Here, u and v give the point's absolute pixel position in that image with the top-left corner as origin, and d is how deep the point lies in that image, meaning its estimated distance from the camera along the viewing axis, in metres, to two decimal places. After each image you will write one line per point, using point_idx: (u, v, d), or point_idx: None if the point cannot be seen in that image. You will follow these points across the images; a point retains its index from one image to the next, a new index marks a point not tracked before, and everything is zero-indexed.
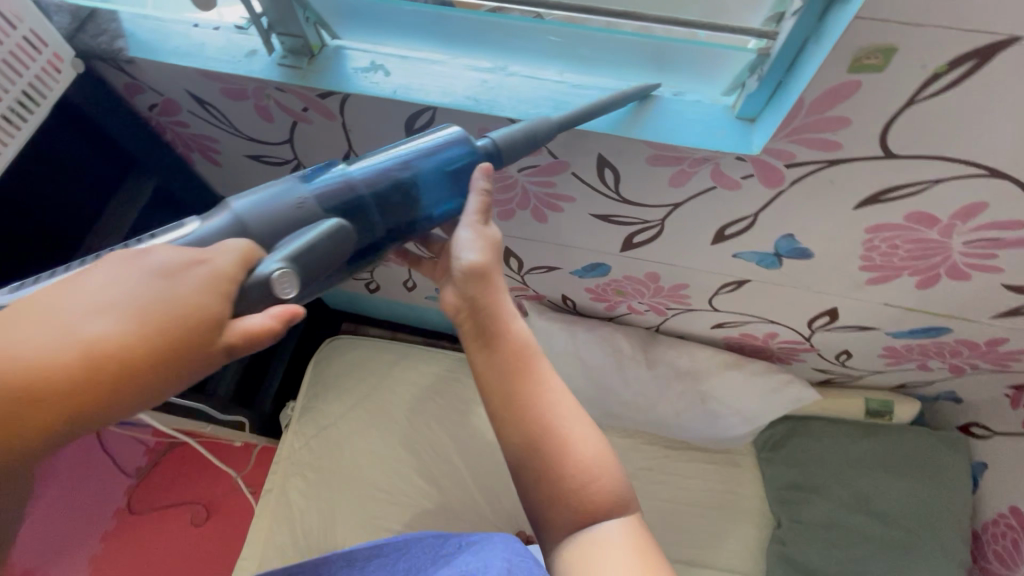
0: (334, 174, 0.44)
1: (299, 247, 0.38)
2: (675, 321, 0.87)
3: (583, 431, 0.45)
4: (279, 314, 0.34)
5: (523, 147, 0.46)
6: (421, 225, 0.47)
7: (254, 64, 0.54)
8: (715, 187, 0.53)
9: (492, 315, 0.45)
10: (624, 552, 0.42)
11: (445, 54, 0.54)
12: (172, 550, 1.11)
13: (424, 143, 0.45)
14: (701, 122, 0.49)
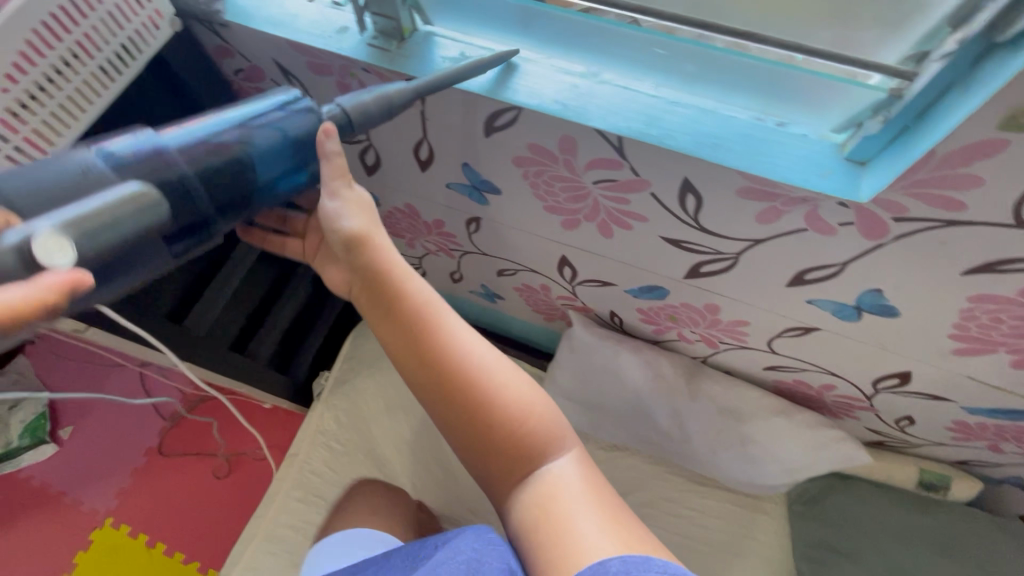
0: (140, 141, 0.37)
1: (86, 206, 0.28)
2: (726, 356, 0.83)
3: (497, 365, 0.51)
4: (52, 284, 0.26)
5: (377, 117, 0.44)
6: (255, 201, 0.42)
7: (345, 42, 0.53)
8: (808, 229, 0.49)
9: (387, 281, 0.48)
10: (572, 476, 0.52)
11: (537, 53, 0.52)
12: (192, 497, 1.14)
13: (260, 112, 0.42)
14: (804, 159, 0.46)
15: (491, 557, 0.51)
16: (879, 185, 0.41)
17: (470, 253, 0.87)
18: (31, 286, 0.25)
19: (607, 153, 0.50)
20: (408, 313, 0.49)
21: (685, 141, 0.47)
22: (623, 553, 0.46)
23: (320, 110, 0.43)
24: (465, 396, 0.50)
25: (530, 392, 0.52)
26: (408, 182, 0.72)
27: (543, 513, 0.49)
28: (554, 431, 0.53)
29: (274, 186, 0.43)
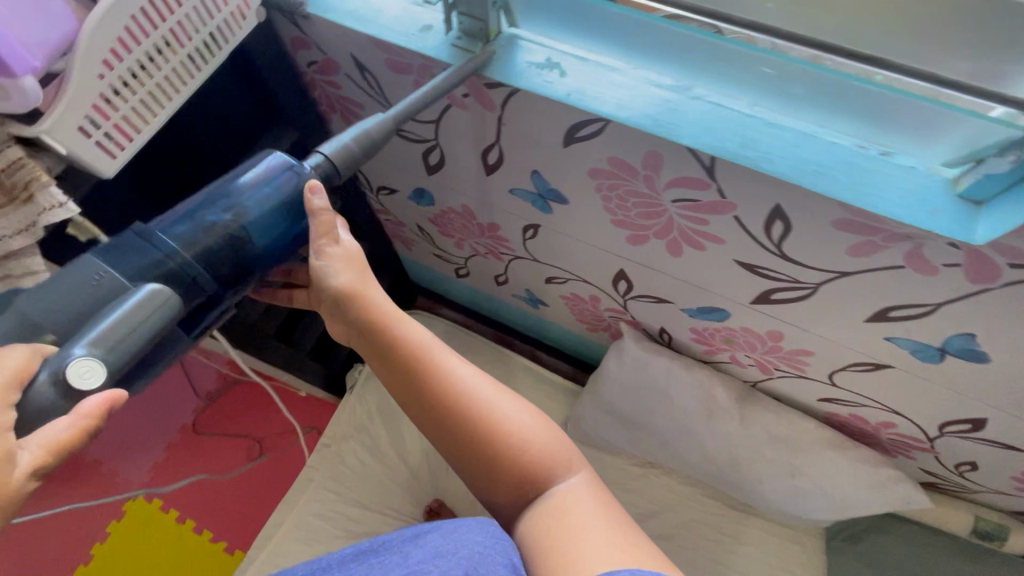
0: (146, 244, 0.43)
1: (102, 328, 0.36)
2: (779, 383, 0.80)
3: (488, 393, 0.53)
4: (92, 409, 0.35)
5: (355, 157, 0.47)
6: (254, 270, 0.48)
7: (428, 41, 0.52)
8: (905, 267, 0.46)
9: (379, 327, 0.50)
10: (581, 499, 0.51)
11: (625, 63, 0.50)
12: (223, 477, 1.16)
13: (242, 190, 0.46)
14: (913, 193, 0.43)
15: (493, 553, 0.46)
16: (1002, 229, 0.39)
17: (521, 258, 0.85)
18: (74, 416, 0.35)
19: (695, 172, 0.48)
20: (401, 353, 0.51)
21: (784, 167, 0.44)
22: (633, 565, 0.45)
23: (302, 165, 0.47)
24: (461, 427, 0.51)
25: (526, 415, 0.53)
26: (469, 185, 0.71)
27: (550, 533, 0.48)
28: (556, 449, 0.53)
29: (270, 253, 0.48)
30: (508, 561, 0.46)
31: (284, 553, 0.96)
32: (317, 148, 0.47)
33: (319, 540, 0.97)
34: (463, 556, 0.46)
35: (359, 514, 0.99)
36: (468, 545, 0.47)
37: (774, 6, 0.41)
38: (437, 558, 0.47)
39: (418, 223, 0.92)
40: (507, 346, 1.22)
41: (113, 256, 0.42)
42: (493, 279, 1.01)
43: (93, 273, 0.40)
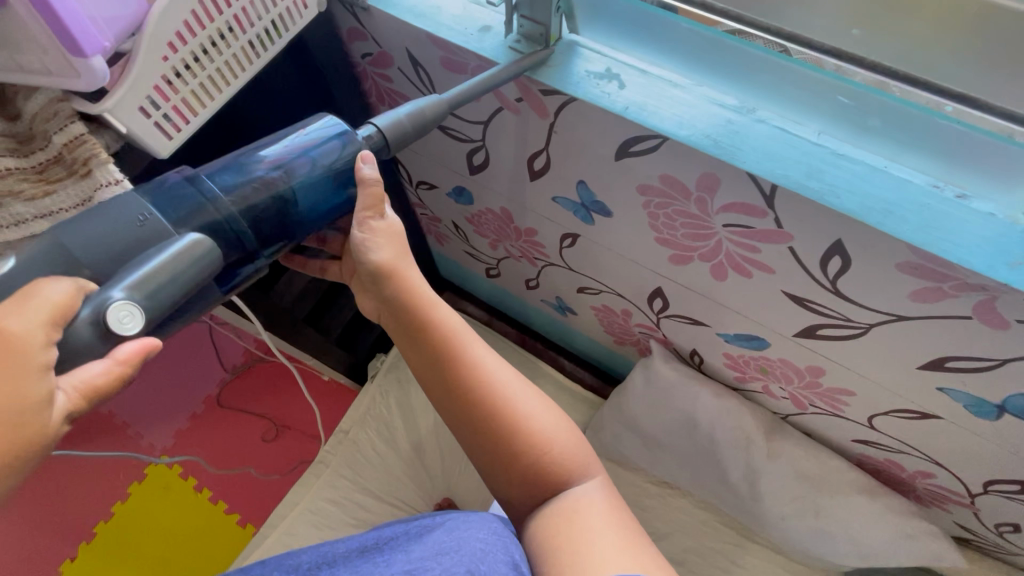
0: (191, 190, 0.41)
1: (146, 272, 0.34)
2: (812, 418, 0.77)
3: (513, 389, 0.51)
4: (133, 357, 0.33)
5: (410, 135, 0.47)
6: (295, 234, 0.46)
7: (486, 42, 0.51)
8: (972, 318, 0.43)
9: (413, 309, 0.49)
10: (595, 502, 0.50)
11: (687, 78, 0.48)
12: (242, 452, 1.18)
13: (296, 148, 0.45)
14: (989, 243, 0.40)
15: (497, 551, 0.48)
16: None
17: (555, 265, 0.84)
18: (115, 363, 0.32)
19: (751, 199, 0.46)
20: (431, 339, 0.50)
21: (850, 202, 0.42)
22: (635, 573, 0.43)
23: (357, 133, 0.45)
24: (483, 420, 0.50)
25: (549, 416, 0.52)
26: (511, 188, 0.70)
27: (560, 532, 0.48)
28: (574, 453, 0.52)
29: (315, 219, 0.46)
30: (510, 558, 0.48)
31: (295, 534, 0.97)
32: (370, 120, 0.46)
33: (330, 526, 0.98)
34: (467, 551, 0.48)
35: (372, 503, 1.00)
36: (476, 540, 0.49)
37: (857, 34, 0.38)
38: (443, 552, 0.49)
39: (455, 221, 0.92)
40: (531, 348, 1.20)
41: (157, 197, 0.39)
42: (523, 283, 1.00)
43: (139, 211, 0.37)
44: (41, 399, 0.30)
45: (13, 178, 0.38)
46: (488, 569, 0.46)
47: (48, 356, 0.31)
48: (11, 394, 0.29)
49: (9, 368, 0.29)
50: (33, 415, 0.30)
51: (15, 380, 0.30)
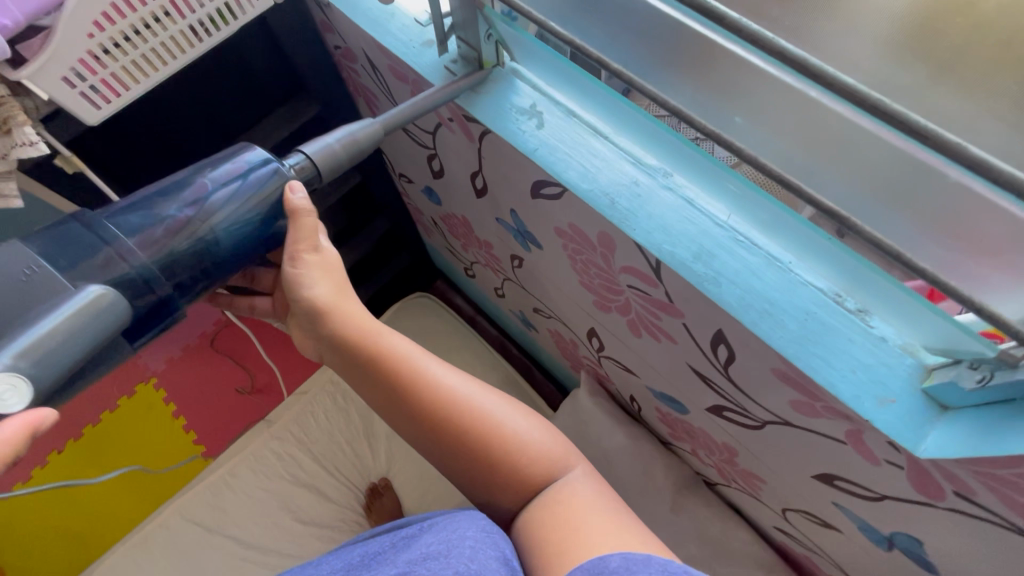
0: (93, 237, 0.40)
1: (35, 338, 0.31)
2: (736, 493, 0.73)
3: (475, 400, 0.48)
4: (14, 438, 0.32)
5: (345, 161, 0.45)
6: (211, 273, 0.46)
7: (425, 57, 0.51)
8: (848, 444, 0.39)
9: (361, 334, 0.47)
10: (592, 501, 0.46)
11: (611, 128, 0.46)
12: (218, 395, 1.24)
13: (208, 186, 0.45)
14: (864, 371, 0.36)
15: (487, 546, 0.41)
16: (948, 452, 0.32)
17: (513, 281, 0.83)
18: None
19: (643, 267, 0.44)
20: (380, 369, 0.47)
21: (729, 293, 0.39)
22: (627, 551, 0.40)
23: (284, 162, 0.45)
24: (447, 443, 0.47)
25: (516, 416, 0.49)
26: (465, 201, 0.69)
27: (557, 529, 0.44)
28: (551, 450, 0.49)
29: (231, 257, 0.47)
30: (500, 558, 0.41)
31: (237, 478, 1.03)
32: (300, 146, 0.45)
33: (270, 479, 1.02)
34: (454, 551, 0.41)
35: (312, 466, 1.04)
36: (461, 539, 0.42)
37: (741, 122, 0.33)
38: (429, 556, 0.41)
39: (432, 218, 0.92)
40: (505, 351, 1.21)
41: (53, 249, 0.38)
42: (494, 290, 0.99)
43: (27, 265, 0.36)
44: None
45: None
46: (482, 567, 0.39)
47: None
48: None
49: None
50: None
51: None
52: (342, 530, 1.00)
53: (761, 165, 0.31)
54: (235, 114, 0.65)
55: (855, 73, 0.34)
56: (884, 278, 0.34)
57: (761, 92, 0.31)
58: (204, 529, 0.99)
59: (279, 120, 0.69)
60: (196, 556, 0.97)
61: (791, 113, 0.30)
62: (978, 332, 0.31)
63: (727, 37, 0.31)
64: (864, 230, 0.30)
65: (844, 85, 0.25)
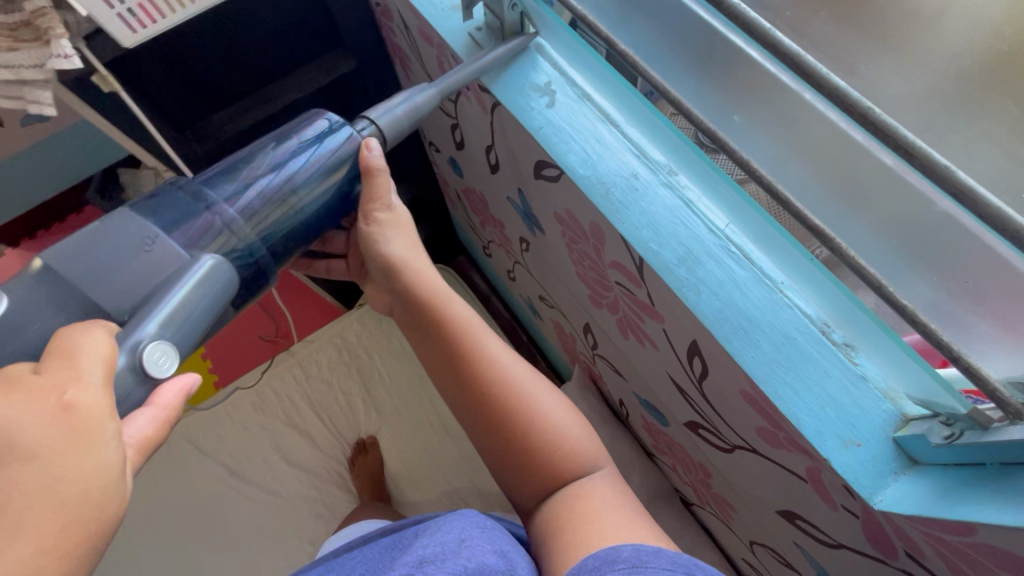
0: (193, 204, 0.40)
1: (174, 307, 0.34)
2: (709, 517, 0.72)
3: (525, 382, 0.46)
4: (173, 401, 0.34)
5: (410, 127, 0.46)
6: (302, 239, 0.46)
7: (451, 22, 0.50)
8: (808, 483, 0.37)
9: (426, 294, 0.47)
10: (613, 494, 0.43)
11: (624, 118, 0.44)
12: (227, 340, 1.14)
13: (297, 152, 0.43)
14: (834, 409, 0.34)
15: (484, 544, 0.41)
16: (901, 507, 0.30)
17: (523, 266, 0.82)
18: (158, 408, 0.33)
19: (628, 264, 0.43)
20: (443, 332, 0.47)
21: (706, 304, 0.37)
22: (638, 541, 0.37)
23: (354, 122, 0.44)
24: (491, 418, 0.46)
25: (560, 408, 0.47)
26: (481, 175, 0.68)
27: (574, 522, 0.40)
28: (589, 452, 0.46)
29: (316, 224, 0.46)
30: (499, 555, 0.40)
31: (237, 409, 1.07)
32: (366, 113, 0.45)
33: (267, 417, 1.07)
34: (452, 553, 0.39)
35: (309, 413, 1.08)
36: (458, 537, 0.42)
37: (740, 121, 0.31)
38: (425, 559, 0.39)
39: (456, 190, 0.92)
40: (513, 336, 1.20)
41: (158, 215, 0.38)
42: (506, 273, 0.99)
43: (144, 236, 0.36)
44: (119, 464, 0.28)
45: None
46: (480, 564, 0.38)
47: (115, 419, 0.29)
48: (88, 466, 0.27)
49: (87, 437, 0.27)
50: (110, 493, 0.27)
51: (91, 449, 0.27)
52: (325, 478, 1.03)
53: (765, 181, 0.31)
54: (273, 56, 0.66)
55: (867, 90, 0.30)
56: (867, 315, 0.32)
57: (762, 93, 0.29)
58: (200, 452, 1.04)
59: (310, 73, 0.70)
60: (187, 475, 1.03)
61: (788, 122, 0.28)
62: (955, 388, 0.28)
63: (730, 26, 0.29)
64: (844, 251, 0.29)
65: (835, 89, 0.23)
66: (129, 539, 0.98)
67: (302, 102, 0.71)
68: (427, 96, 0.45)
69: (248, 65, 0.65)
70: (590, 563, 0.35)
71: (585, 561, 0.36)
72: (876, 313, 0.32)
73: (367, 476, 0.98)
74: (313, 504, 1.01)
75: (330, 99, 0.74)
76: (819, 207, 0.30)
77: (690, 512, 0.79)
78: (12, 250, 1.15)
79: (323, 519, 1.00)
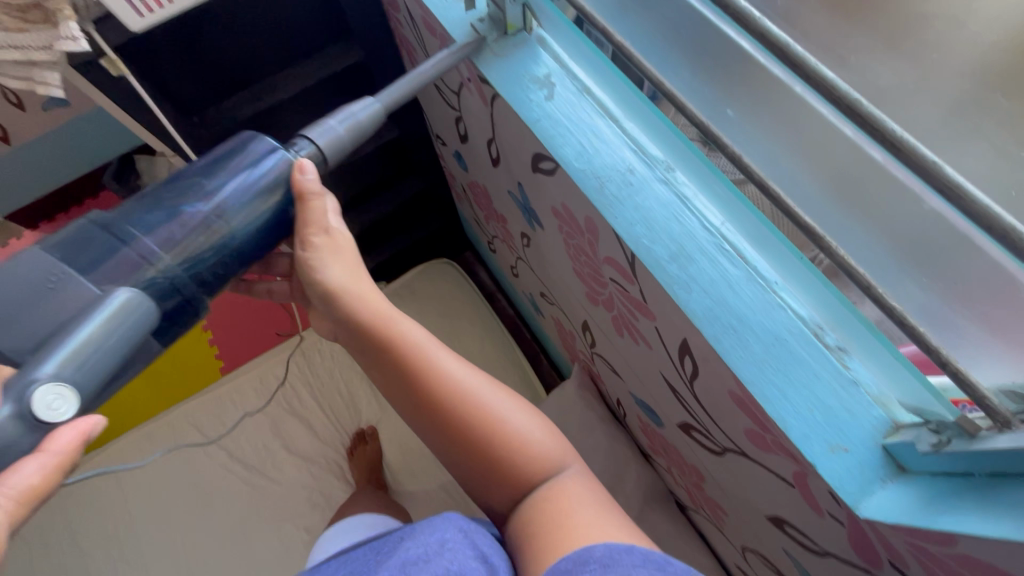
0: (109, 238, 0.38)
1: (76, 346, 0.31)
2: (703, 521, 0.71)
3: (483, 398, 0.44)
4: (71, 444, 0.30)
5: (351, 149, 0.45)
6: (235, 269, 0.43)
7: (454, 13, 0.50)
8: (795, 488, 0.36)
9: (369, 321, 0.44)
10: (589, 493, 0.43)
11: (622, 112, 0.44)
12: (240, 338, 1.16)
13: (225, 179, 0.41)
14: (823, 413, 0.33)
15: (466, 545, 0.41)
16: (887, 516, 0.30)
17: (526, 262, 0.82)
18: (51, 455, 0.29)
19: (621, 260, 0.42)
20: (393, 358, 0.44)
21: (697, 302, 0.37)
22: (609, 539, 0.38)
23: (286, 145, 0.43)
24: (450, 440, 0.44)
25: (521, 414, 0.45)
26: (484, 170, 0.68)
27: (552, 524, 0.40)
28: (555, 454, 0.45)
29: (251, 252, 0.43)
30: (479, 558, 0.41)
31: (241, 395, 1.08)
32: (303, 133, 0.43)
33: (269, 404, 1.08)
34: (435, 555, 0.41)
35: (311, 402, 1.09)
36: (438, 540, 0.42)
37: (733, 114, 0.30)
38: (409, 562, 0.41)
39: (462, 185, 0.92)
40: (516, 334, 1.20)
41: (68, 254, 0.36)
42: (510, 269, 0.98)
43: (50, 272, 0.35)
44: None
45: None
46: (461, 567, 0.39)
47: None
48: None
49: None
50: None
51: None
52: (324, 467, 1.04)
53: (757, 178, 0.29)
54: (280, 44, 0.66)
55: (864, 85, 0.29)
56: (862, 322, 0.32)
57: (757, 84, 0.28)
58: (203, 436, 1.06)
59: (313, 66, 0.70)
60: (189, 458, 1.04)
61: (782, 114, 0.28)
62: (943, 396, 0.30)
63: (724, 18, 0.29)
64: (838, 255, 0.27)
65: (823, 79, 0.22)
66: (130, 519, 1.00)
67: (309, 90, 0.72)
68: (371, 117, 0.44)
69: (255, 52, 0.65)
70: (560, 567, 0.36)
71: (557, 565, 0.36)
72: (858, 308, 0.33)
73: (364, 464, 0.99)
74: (310, 492, 1.02)
75: (336, 89, 0.74)
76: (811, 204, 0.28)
77: (685, 516, 0.78)
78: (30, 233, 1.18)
79: (319, 507, 1.00)
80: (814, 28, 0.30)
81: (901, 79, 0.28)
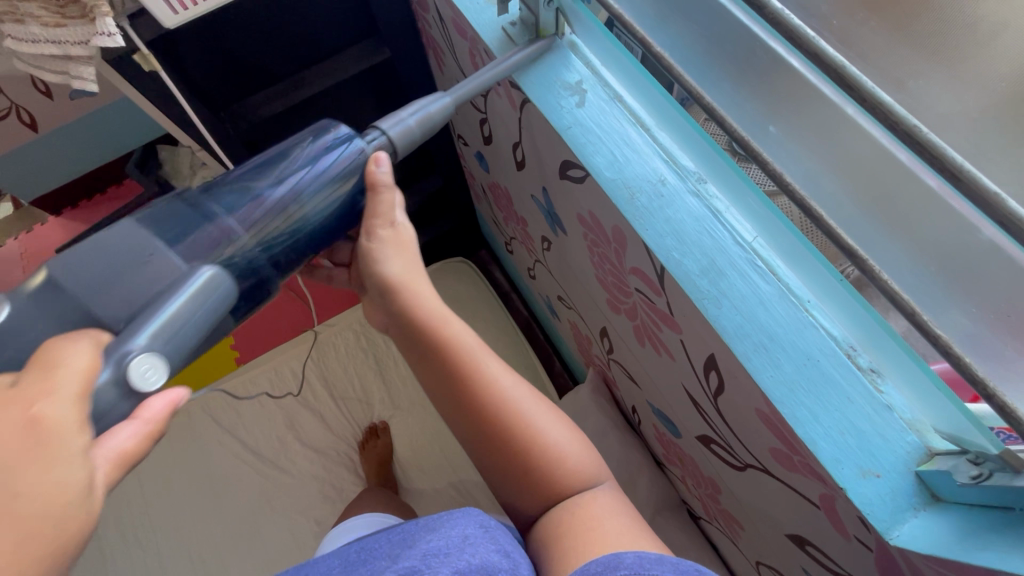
0: (196, 217, 0.40)
1: (166, 319, 0.33)
2: (717, 533, 0.70)
3: (525, 406, 0.45)
4: (160, 412, 0.32)
5: (420, 140, 0.46)
6: (306, 253, 0.45)
7: (487, 16, 0.50)
8: (821, 510, 0.36)
9: (421, 320, 0.45)
10: (613, 504, 0.43)
11: (654, 122, 0.43)
12: (255, 339, 1.17)
13: (302, 166, 0.43)
14: (855, 436, 0.32)
15: (487, 541, 0.41)
16: (918, 546, 0.29)
17: (544, 265, 0.82)
18: (143, 422, 0.31)
19: (650, 272, 0.42)
20: (442, 359, 0.45)
21: (727, 318, 0.36)
22: (638, 547, 0.37)
23: (358, 135, 0.44)
24: (488, 440, 0.45)
25: (561, 427, 0.46)
26: (507, 173, 0.68)
27: (580, 528, 0.41)
28: (590, 469, 0.45)
29: (320, 238, 0.45)
30: (503, 554, 0.40)
31: (257, 386, 1.10)
32: (377, 124, 0.45)
33: (284, 397, 1.09)
34: (455, 549, 0.40)
35: (324, 396, 1.10)
36: (462, 532, 0.42)
37: (775, 131, 0.30)
38: (429, 553, 0.40)
39: (482, 185, 0.92)
40: (529, 335, 1.20)
41: (161, 227, 0.37)
42: (527, 271, 0.98)
43: (142, 247, 0.36)
44: (88, 482, 0.26)
45: (36, 6, 0.46)
46: (483, 561, 0.39)
47: (86, 434, 0.26)
48: (51, 480, 0.24)
49: (52, 450, 0.25)
50: (75, 510, 0.25)
51: (59, 465, 0.25)
52: (335, 460, 1.05)
53: (797, 197, 0.29)
54: (308, 42, 0.67)
55: (923, 110, 0.28)
56: (898, 345, 0.31)
57: (804, 102, 0.28)
58: (218, 425, 1.07)
59: (342, 62, 0.70)
60: (206, 448, 1.06)
61: (828, 134, 0.27)
62: (985, 425, 0.28)
63: (770, 32, 0.28)
64: (878, 275, 0.27)
65: (879, 104, 0.22)
66: (147, 506, 1.02)
67: (335, 90, 0.72)
68: (440, 108, 0.45)
69: (284, 50, 0.66)
70: (592, 569, 0.35)
71: (589, 566, 0.36)
72: (897, 330, 0.31)
73: (375, 459, 1.00)
74: (321, 484, 1.03)
75: (362, 89, 0.74)
76: (853, 227, 0.28)
77: (697, 526, 0.78)
78: (55, 220, 1.20)
79: (330, 500, 1.01)
80: (873, 48, 0.30)
81: (965, 105, 0.28)
